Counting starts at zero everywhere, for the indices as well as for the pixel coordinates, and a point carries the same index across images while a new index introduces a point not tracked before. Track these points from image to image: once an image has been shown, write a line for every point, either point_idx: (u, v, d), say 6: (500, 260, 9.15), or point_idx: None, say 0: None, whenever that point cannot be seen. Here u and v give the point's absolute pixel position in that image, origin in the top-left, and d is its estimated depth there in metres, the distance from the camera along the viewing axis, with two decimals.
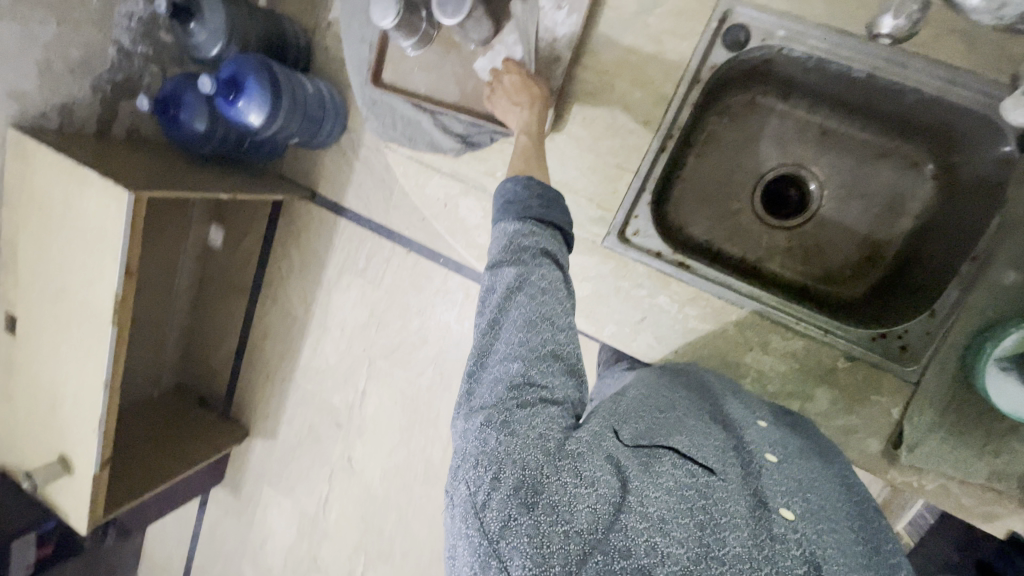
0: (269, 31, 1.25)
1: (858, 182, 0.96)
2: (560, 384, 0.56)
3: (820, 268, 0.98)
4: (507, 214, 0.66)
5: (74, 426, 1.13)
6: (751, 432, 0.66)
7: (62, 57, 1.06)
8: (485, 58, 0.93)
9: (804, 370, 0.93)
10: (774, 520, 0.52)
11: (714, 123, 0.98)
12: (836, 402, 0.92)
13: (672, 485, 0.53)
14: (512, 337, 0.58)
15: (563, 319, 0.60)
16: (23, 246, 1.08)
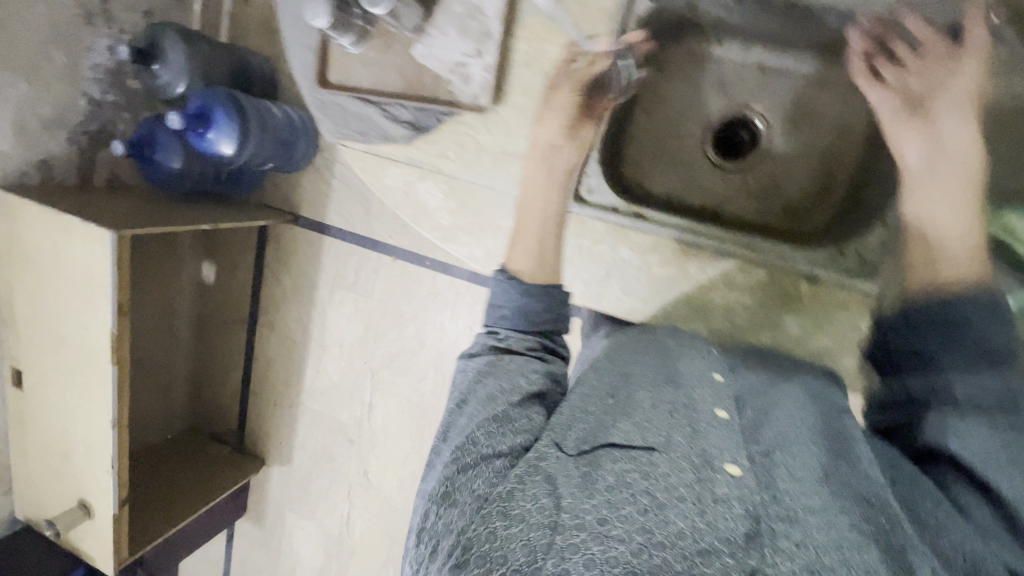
0: (233, 65, 1.29)
1: (801, 111, 0.94)
2: (512, 424, 0.61)
3: (779, 202, 0.96)
4: (506, 299, 0.75)
5: (87, 470, 1.15)
6: (697, 393, 0.67)
7: (35, 114, 1.09)
8: (423, 44, 0.88)
9: (767, 301, 0.93)
10: (717, 478, 0.55)
11: (654, 78, 0.97)
12: (804, 325, 0.92)
13: (609, 489, 0.52)
14: (467, 415, 0.63)
15: (524, 383, 0.66)
16: (17, 300, 1.10)
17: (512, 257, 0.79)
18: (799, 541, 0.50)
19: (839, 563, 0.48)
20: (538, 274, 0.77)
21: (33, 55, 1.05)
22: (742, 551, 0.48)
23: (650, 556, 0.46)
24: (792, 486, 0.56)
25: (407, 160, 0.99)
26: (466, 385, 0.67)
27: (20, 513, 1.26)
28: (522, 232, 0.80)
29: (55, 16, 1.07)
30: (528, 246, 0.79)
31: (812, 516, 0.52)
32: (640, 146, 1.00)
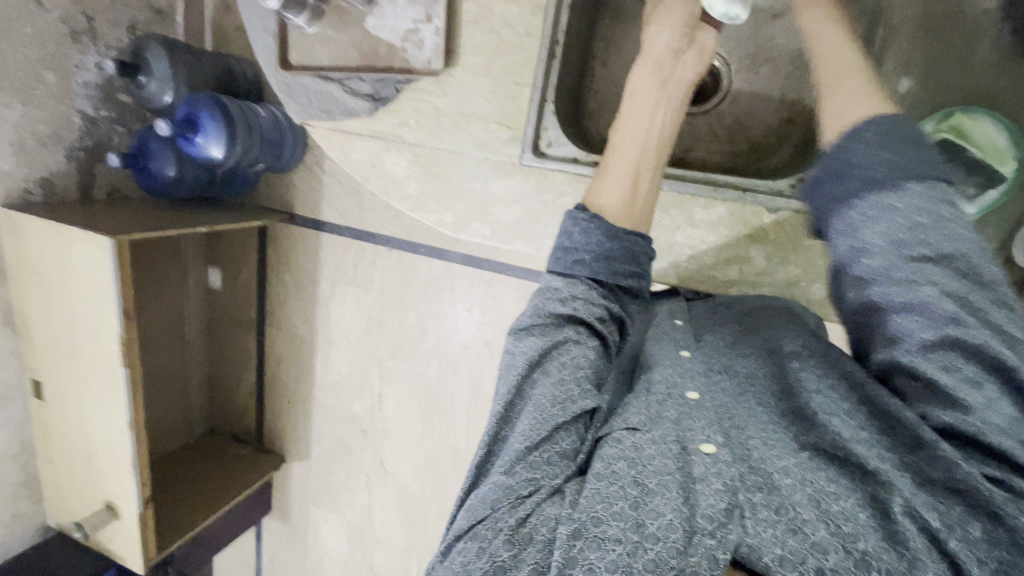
0: (218, 71, 1.33)
1: (762, 48, 0.92)
2: (548, 446, 0.58)
3: (744, 142, 0.95)
4: (587, 240, 0.70)
5: (110, 474, 1.20)
6: (660, 373, 0.66)
7: (33, 133, 1.13)
8: (375, 15, 0.88)
9: (734, 236, 0.88)
10: (695, 460, 0.56)
11: (609, 28, 0.95)
12: (772, 257, 0.88)
13: (605, 492, 0.53)
14: (516, 432, 0.59)
15: (584, 380, 0.62)
16: (31, 313, 1.15)
17: (595, 192, 0.74)
18: (777, 505, 0.52)
19: (818, 517, 0.50)
20: (624, 214, 0.72)
21: (24, 76, 1.09)
22: (722, 525, 0.51)
23: (643, 552, 0.49)
24: (770, 450, 0.57)
25: (369, 133, 0.95)
26: (513, 376, 0.63)
27: (53, 519, 1.31)
28: (610, 163, 0.74)
29: (42, 35, 1.10)
30: (615, 183, 0.73)
31: (787, 475, 0.54)
32: (601, 97, 0.98)
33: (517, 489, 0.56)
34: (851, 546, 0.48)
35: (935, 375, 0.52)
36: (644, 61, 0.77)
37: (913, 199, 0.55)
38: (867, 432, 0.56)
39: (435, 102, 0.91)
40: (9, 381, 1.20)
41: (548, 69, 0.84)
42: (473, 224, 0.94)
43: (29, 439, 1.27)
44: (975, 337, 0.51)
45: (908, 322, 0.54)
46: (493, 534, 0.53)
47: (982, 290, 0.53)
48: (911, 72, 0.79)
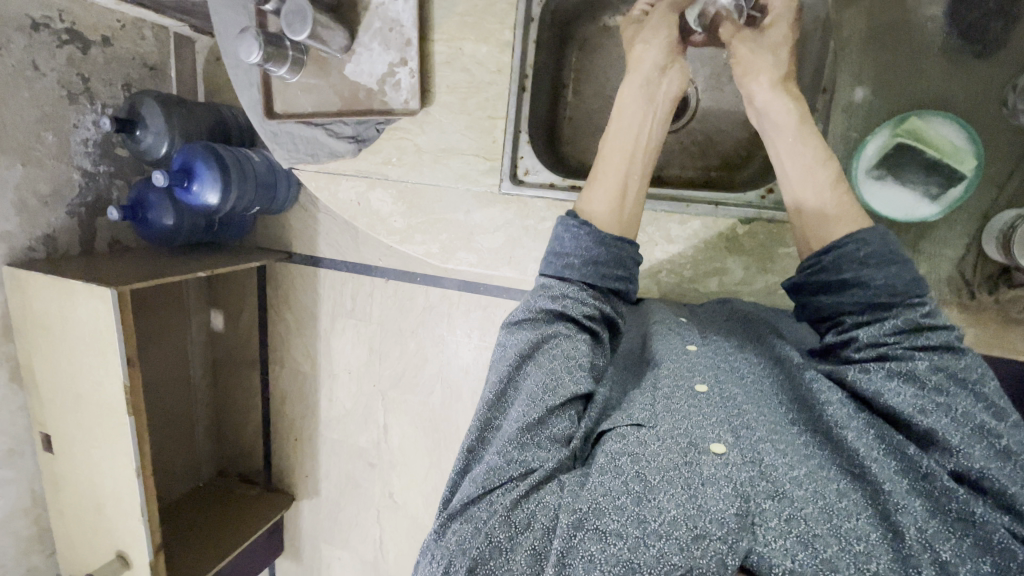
0: (210, 122, 1.37)
1: (725, 65, 0.95)
2: (546, 429, 0.59)
3: (716, 157, 0.98)
4: (578, 247, 0.71)
5: (120, 523, 1.20)
6: (665, 373, 0.66)
7: (33, 192, 1.16)
8: (353, 63, 0.90)
9: (708, 249, 0.90)
10: (707, 460, 0.56)
11: (579, 58, 0.99)
12: (750, 267, 0.89)
13: (609, 487, 0.54)
14: (511, 419, 0.60)
15: (577, 367, 0.63)
16: (37, 367, 1.17)
17: (586, 199, 0.75)
18: (787, 514, 0.51)
19: (829, 533, 0.50)
20: (613, 222, 0.74)
21: (25, 138, 1.13)
22: (733, 531, 0.50)
23: (646, 547, 0.49)
24: (781, 456, 0.56)
25: (355, 173, 0.99)
26: (506, 366, 0.65)
27: (66, 572, 1.31)
28: (600, 171, 0.76)
29: (39, 98, 1.14)
30: (606, 192, 0.75)
31: (799, 486, 0.53)
32: (576, 123, 1.01)
33: (511, 471, 0.56)
34: (862, 564, 0.48)
35: (937, 426, 0.52)
36: (633, 76, 0.79)
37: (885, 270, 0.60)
38: (884, 449, 0.55)
39: (415, 139, 0.94)
40: (18, 435, 1.21)
41: (521, 103, 0.89)
42: (459, 252, 0.96)
43: (40, 493, 1.27)
44: (960, 407, 0.53)
45: (894, 392, 0.55)
46: (488, 515, 0.54)
47: (966, 369, 0.56)
48: (864, 81, 0.83)
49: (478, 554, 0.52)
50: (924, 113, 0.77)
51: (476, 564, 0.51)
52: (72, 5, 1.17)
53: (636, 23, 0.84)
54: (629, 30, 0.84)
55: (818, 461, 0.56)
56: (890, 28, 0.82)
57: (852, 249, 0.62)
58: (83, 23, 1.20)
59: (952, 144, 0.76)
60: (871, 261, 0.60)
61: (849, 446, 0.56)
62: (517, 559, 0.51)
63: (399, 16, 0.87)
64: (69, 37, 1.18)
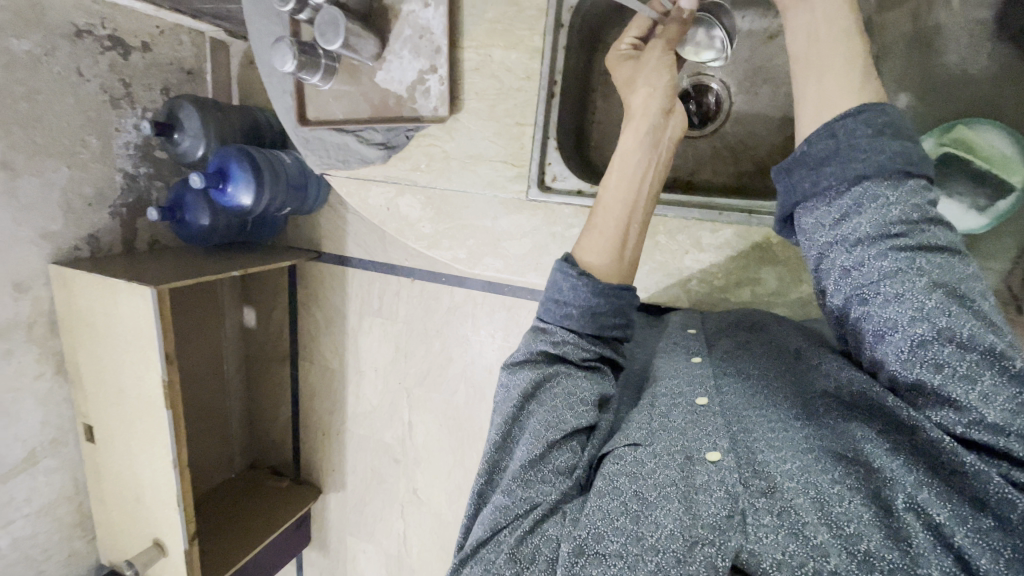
0: (245, 126, 1.41)
1: (760, 69, 0.93)
2: (547, 462, 0.60)
3: (750, 162, 0.95)
4: (576, 297, 0.70)
5: (159, 513, 1.25)
6: (664, 387, 0.68)
7: (78, 194, 1.21)
8: (384, 70, 0.91)
9: (741, 257, 0.88)
10: (701, 468, 0.56)
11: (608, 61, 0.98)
12: (782, 276, 0.87)
13: (605, 506, 0.54)
14: (516, 455, 0.62)
15: (581, 403, 0.64)
16: (82, 361, 1.22)
17: (584, 248, 0.74)
18: (779, 508, 0.51)
19: (819, 521, 0.49)
20: (613, 270, 0.73)
21: (71, 143, 1.18)
22: (723, 533, 0.50)
23: (643, 564, 0.50)
24: (774, 452, 0.56)
25: (385, 178, 1.01)
26: (508, 407, 0.65)
27: (107, 557, 1.38)
28: (600, 219, 0.75)
29: (84, 104, 1.19)
30: (605, 239, 0.73)
31: (791, 479, 0.53)
32: (604, 127, 1.00)
33: (516, 509, 0.57)
34: (853, 548, 0.47)
35: (923, 374, 0.48)
36: (638, 121, 0.76)
37: (905, 193, 0.52)
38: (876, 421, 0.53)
39: (444, 146, 0.95)
40: (63, 425, 1.27)
41: (549, 109, 0.88)
42: (485, 258, 0.97)
43: (83, 480, 1.33)
44: (966, 330, 0.47)
45: (890, 321, 0.50)
46: (496, 556, 0.54)
47: (968, 282, 0.50)
48: (907, 86, 0.80)
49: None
50: (971, 121, 0.74)
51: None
52: (114, 12, 1.22)
53: (631, 62, 0.81)
54: (624, 68, 0.82)
55: (815, 451, 0.54)
56: (937, 30, 0.78)
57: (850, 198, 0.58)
58: (123, 30, 1.25)
59: (1002, 153, 0.73)
60: None
61: (848, 432, 0.55)
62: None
63: (429, 24, 0.87)
64: (111, 43, 1.23)
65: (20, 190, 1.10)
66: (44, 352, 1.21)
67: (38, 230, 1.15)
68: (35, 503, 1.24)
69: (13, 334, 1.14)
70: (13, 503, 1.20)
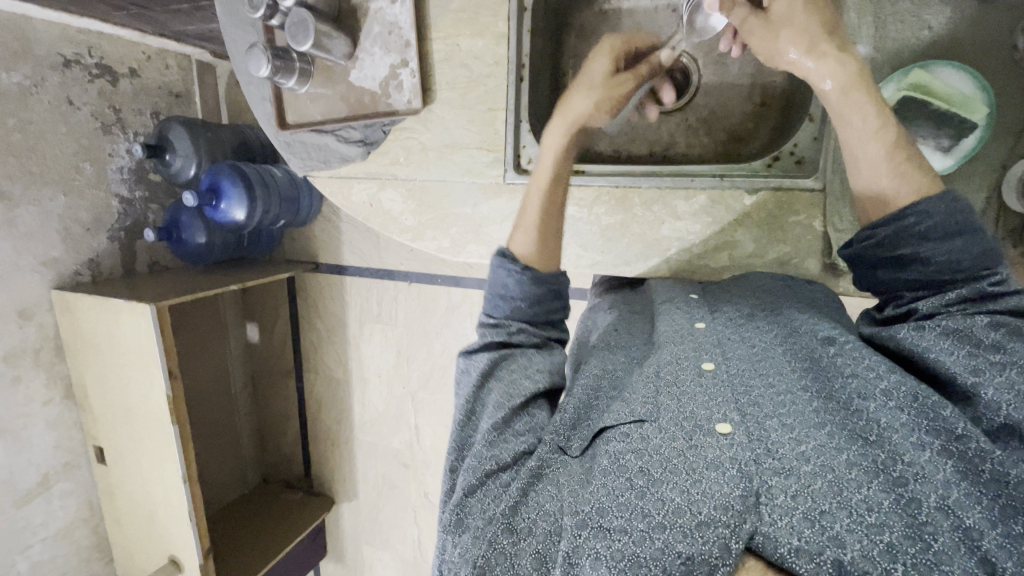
0: (233, 140, 1.44)
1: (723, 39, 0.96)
2: (511, 426, 0.61)
3: (724, 130, 0.98)
4: (519, 290, 0.73)
5: (172, 529, 1.26)
6: (667, 354, 0.66)
7: (76, 220, 1.24)
8: (357, 69, 0.93)
9: (717, 221, 0.88)
10: (712, 441, 0.54)
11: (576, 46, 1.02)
12: (760, 238, 0.87)
13: (608, 482, 0.53)
14: (499, 427, 0.61)
15: (534, 373, 0.67)
16: (89, 384, 1.24)
17: (517, 238, 0.77)
18: (795, 490, 0.47)
19: (838, 507, 0.45)
20: (543, 259, 0.76)
21: (66, 170, 1.21)
22: (738, 514, 0.47)
23: (650, 542, 0.47)
24: (790, 432, 0.53)
25: (364, 175, 1.02)
26: (470, 389, 0.67)
27: None
28: (528, 214, 0.77)
29: (76, 131, 1.22)
30: (531, 227, 0.76)
31: (808, 461, 0.49)
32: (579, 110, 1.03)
33: (511, 475, 0.57)
34: (875, 536, 0.43)
35: (980, 384, 0.49)
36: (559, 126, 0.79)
37: (973, 259, 0.55)
38: (909, 412, 0.51)
39: (420, 138, 0.96)
40: (74, 449, 1.28)
41: (519, 93, 0.90)
42: (469, 245, 0.98)
43: (97, 503, 1.34)
44: (1022, 361, 0.49)
45: (946, 351, 0.52)
46: (485, 524, 0.53)
47: None
48: None
49: (483, 561, 0.50)
50: (927, 64, 0.73)
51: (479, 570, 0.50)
52: (100, 41, 1.25)
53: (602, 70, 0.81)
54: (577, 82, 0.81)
55: (828, 427, 0.52)
56: None
57: (912, 223, 0.58)
58: (111, 57, 1.28)
59: (961, 94, 0.73)
60: (933, 235, 0.57)
61: (859, 412, 0.53)
62: (522, 564, 0.50)
63: (395, 19, 0.89)
64: (100, 71, 1.26)
65: (18, 220, 1.12)
66: (51, 378, 1.22)
67: (39, 257, 1.17)
68: (51, 528, 1.25)
69: (20, 361, 1.16)
70: (29, 529, 1.21)
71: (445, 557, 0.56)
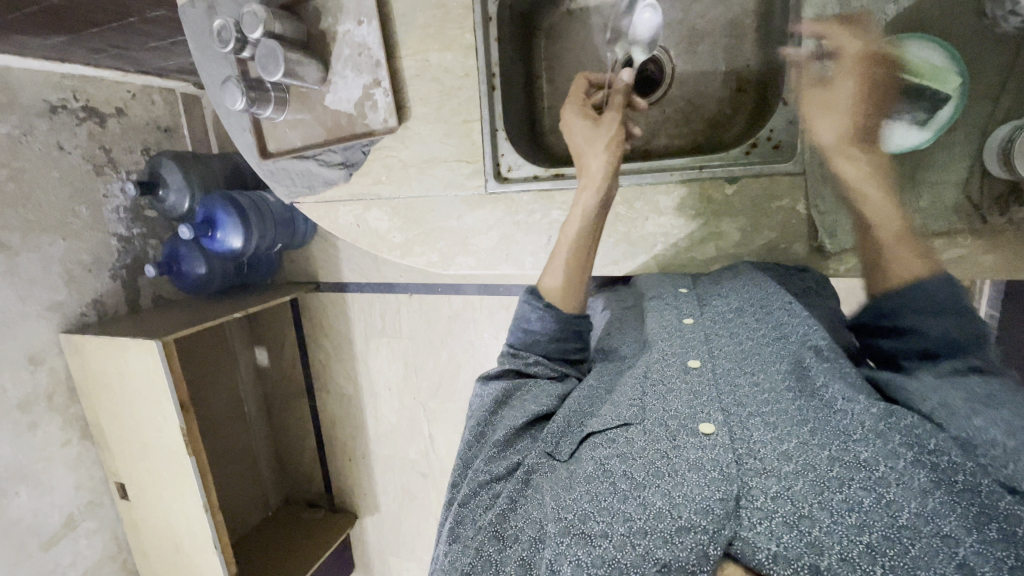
0: (223, 170, 1.45)
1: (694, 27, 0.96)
2: (513, 445, 0.62)
3: (703, 119, 0.98)
4: (543, 327, 0.73)
5: (198, 559, 1.28)
6: (656, 353, 0.68)
7: (77, 263, 1.25)
8: (331, 93, 0.93)
9: (701, 214, 0.88)
10: (695, 442, 0.55)
11: (549, 47, 1.02)
12: (745, 226, 0.87)
13: (592, 487, 0.53)
14: (493, 439, 0.63)
15: (544, 396, 0.66)
16: (105, 423, 1.25)
17: (546, 275, 0.76)
18: (774, 492, 0.49)
19: (819, 509, 0.46)
20: (571, 298, 0.75)
21: (63, 215, 1.22)
22: (717, 520, 0.48)
23: (631, 547, 0.48)
24: (771, 430, 0.54)
25: (348, 196, 1.03)
26: (483, 411, 0.67)
27: None
28: (559, 257, 0.76)
29: (69, 175, 1.23)
30: (560, 267, 0.76)
31: (789, 461, 0.50)
32: (557, 111, 1.04)
33: (500, 483, 0.59)
34: (856, 539, 0.44)
35: (941, 414, 0.49)
36: (586, 186, 0.76)
37: (971, 325, 0.58)
38: (884, 423, 0.49)
39: (400, 155, 0.96)
40: (96, 487, 1.30)
41: (492, 101, 0.90)
42: (457, 258, 0.99)
43: (123, 538, 1.37)
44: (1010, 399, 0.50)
45: (937, 391, 0.51)
46: (474, 533, 0.55)
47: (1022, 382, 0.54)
48: None
49: (469, 567, 0.51)
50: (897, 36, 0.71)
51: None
52: (84, 85, 1.27)
53: (591, 122, 0.78)
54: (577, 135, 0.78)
55: (811, 423, 0.53)
56: None
57: (909, 298, 0.62)
58: (96, 100, 1.30)
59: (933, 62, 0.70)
60: (929, 308, 0.60)
61: (841, 412, 0.52)
62: (506, 569, 0.50)
63: (364, 40, 0.90)
64: (87, 114, 1.27)
65: (21, 268, 1.14)
66: (67, 420, 1.24)
67: (44, 302, 1.19)
68: (80, 566, 1.28)
69: (35, 407, 1.18)
70: (60, 568, 1.23)
71: (436, 564, 0.58)
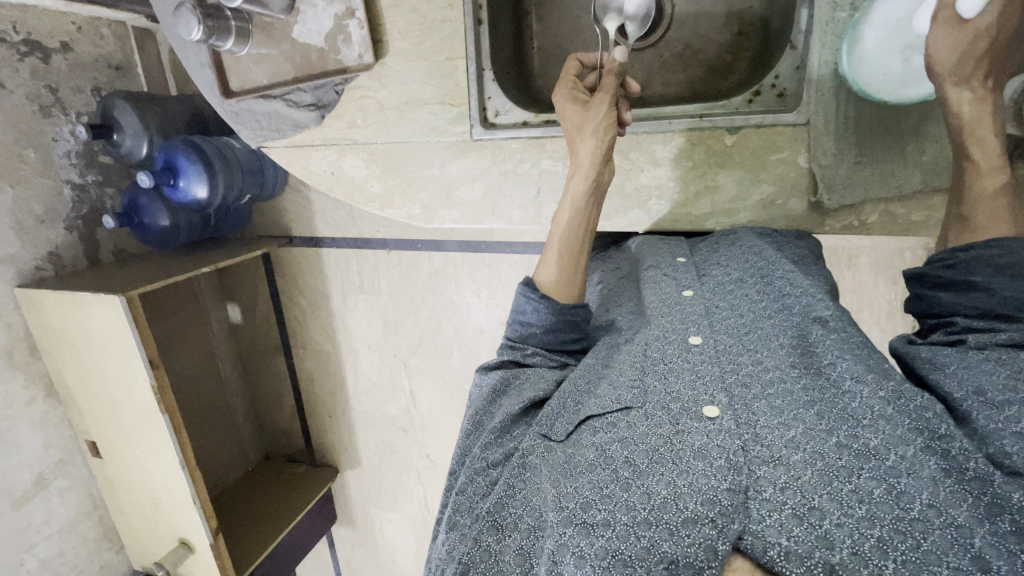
0: (185, 113, 1.35)
1: None
2: (509, 432, 0.61)
3: (699, 67, 0.94)
4: (539, 319, 0.70)
5: (176, 513, 1.27)
6: (655, 327, 0.67)
7: (28, 212, 1.16)
8: (298, 24, 0.87)
9: (696, 166, 0.85)
10: (698, 428, 0.54)
11: None
12: (742, 179, 0.84)
13: (594, 476, 0.53)
14: (491, 425, 0.62)
15: (540, 381, 0.66)
16: (71, 381, 1.20)
17: (542, 266, 0.74)
18: (782, 482, 0.48)
19: (829, 500, 0.46)
20: (569, 290, 0.73)
21: (9, 159, 1.13)
22: (726, 514, 0.47)
23: (635, 538, 0.47)
24: (776, 417, 0.54)
25: (323, 142, 0.96)
26: (479, 401, 0.66)
27: (138, 562, 1.42)
28: (554, 246, 0.73)
29: (13, 116, 1.13)
30: (554, 260, 0.73)
31: (796, 450, 0.50)
32: (547, 54, 0.98)
33: (498, 469, 0.58)
34: (866, 531, 0.43)
35: (973, 407, 0.49)
36: (583, 171, 0.72)
37: None
38: (892, 407, 0.50)
39: (377, 97, 0.90)
40: (67, 446, 1.27)
41: (479, 38, 0.84)
42: (441, 211, 0.95)
43: (98, 496, 1.35)
44: None
45: (974, 375, 0.51)
46: (471, 522, 0.54)
47: None
48: None
49: (466, 558, 0.50)
50: None
51: (463, 567, 0.50)
52: (23, 15, 1.14)
53: (579, 105, 0.73)
54: (569, 109, 0.73)
55: (816, 409, 0.53)
56: None
57: (994, 253, 0.56)
58: (39, 31, 1.17)
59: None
60: (1012, 270, 0.55)
61: (849, 395, 0.53)
62: (505, 560, 0.50)
63: None
64: (29, 48, 1.15)
65: None
66: (31, 377, 1.19)
67: None
68: (55, 524, 1.26)
69: None
70: (33, 527, 1.21)
71: (433, 556, 0.56)
